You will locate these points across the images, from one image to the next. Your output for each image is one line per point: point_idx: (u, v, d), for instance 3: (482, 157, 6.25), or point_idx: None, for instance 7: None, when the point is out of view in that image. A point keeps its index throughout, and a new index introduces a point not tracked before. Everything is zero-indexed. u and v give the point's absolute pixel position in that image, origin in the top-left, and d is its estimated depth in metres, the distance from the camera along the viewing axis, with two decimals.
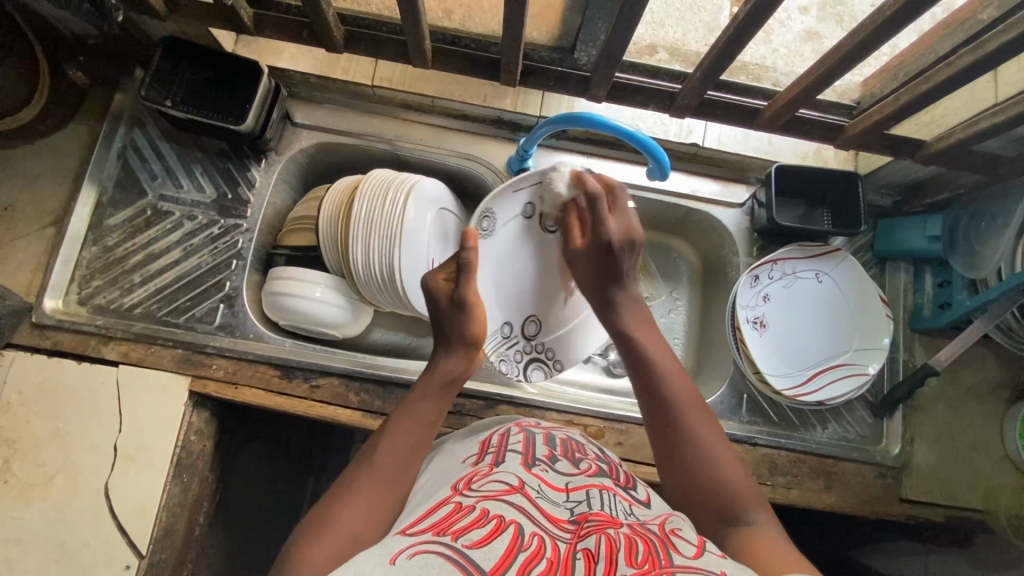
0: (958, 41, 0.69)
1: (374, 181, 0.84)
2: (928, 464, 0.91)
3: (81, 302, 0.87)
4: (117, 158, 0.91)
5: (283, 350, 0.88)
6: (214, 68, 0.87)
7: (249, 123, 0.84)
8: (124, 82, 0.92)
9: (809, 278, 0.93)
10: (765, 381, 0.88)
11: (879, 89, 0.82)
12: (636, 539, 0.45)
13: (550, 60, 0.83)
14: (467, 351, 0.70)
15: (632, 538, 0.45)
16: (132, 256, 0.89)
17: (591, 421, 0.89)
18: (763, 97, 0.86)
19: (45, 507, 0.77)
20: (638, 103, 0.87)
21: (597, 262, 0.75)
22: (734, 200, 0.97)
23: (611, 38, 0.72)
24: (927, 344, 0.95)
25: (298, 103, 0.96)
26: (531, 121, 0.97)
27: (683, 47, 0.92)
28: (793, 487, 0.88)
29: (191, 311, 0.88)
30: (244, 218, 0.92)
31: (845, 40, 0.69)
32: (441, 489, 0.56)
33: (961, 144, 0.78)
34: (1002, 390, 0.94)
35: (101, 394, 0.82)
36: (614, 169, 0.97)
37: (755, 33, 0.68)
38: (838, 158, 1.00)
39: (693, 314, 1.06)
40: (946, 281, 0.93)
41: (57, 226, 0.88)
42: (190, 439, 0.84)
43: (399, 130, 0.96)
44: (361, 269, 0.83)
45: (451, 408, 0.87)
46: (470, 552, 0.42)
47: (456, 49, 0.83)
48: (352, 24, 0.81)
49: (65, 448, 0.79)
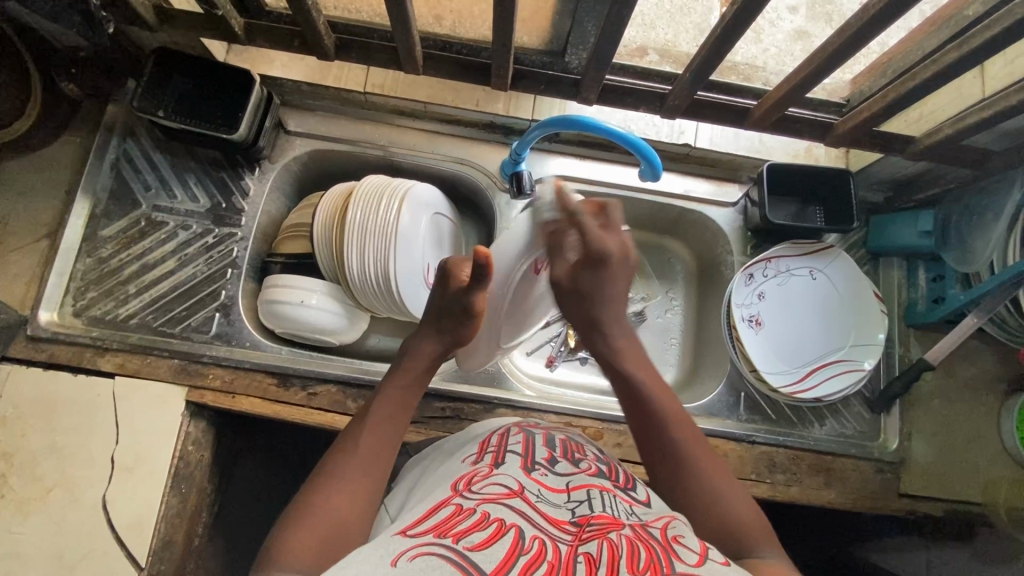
0: (944, 38, 0.70)
1: (367, 188, 0.84)
2: (927, 459, 0.91)
3: (76, 314, 0.87)
4: (110, 169, 0.91)
5: (279, 358, 0.88)
6: (206, 79, 0.87)
7: (242, 132, 0.85)
8: (117, 95, 0.92)
9: (803, 276, 0.94)
10: (763, 379, 0.88)
11: (867, 87, 0.83)
12: (638, 545, 0.45)
13: (542, 64, 0.84)
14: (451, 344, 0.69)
15: (634, 544, 0.45)
16: (126, 267, 0.89)
17: (589, 422, 0.89)
18: (752, 96, 0.87)
19: (44, 520, 0.77)
20: (630, 105, 0.88)
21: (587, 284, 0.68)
22: (727, 199, 0.98)
23: (601, 41, 0.72)
24: (922, 338, 0.95)
25: (290, 111, 0.96)
26: (523, 124, 0.97)
27: (673, 49, 0.92)
28: (793, 484, 0.88)
29: (187, 321, 0.88)
30: (239, 226, 0.92)
31: (831, 38, 0.69)
32: (441, 488, 0.56)
33: (950, 139, 0.78)
34: (999, 383, 0.94)
35: (97, 406, 0.82)
36: (607, 171, 0.97)
37: (742, 33, 0.69)
38: (829, 155, 1.00)
39: (689, 314, 1.06)
40: (939, 276, 0.93)
41: (51, 237, 0.88)
42: (188, 449, 0.84)
43: (392, 136, 0.97)
44: (356, 276, 0.83)
45: (449, 413, 0.88)
46: (472, 556, 0.43)
47: (446, 54, 0.83)
48: (345, 32, 0.82)
49: (62, 460, 0.79)
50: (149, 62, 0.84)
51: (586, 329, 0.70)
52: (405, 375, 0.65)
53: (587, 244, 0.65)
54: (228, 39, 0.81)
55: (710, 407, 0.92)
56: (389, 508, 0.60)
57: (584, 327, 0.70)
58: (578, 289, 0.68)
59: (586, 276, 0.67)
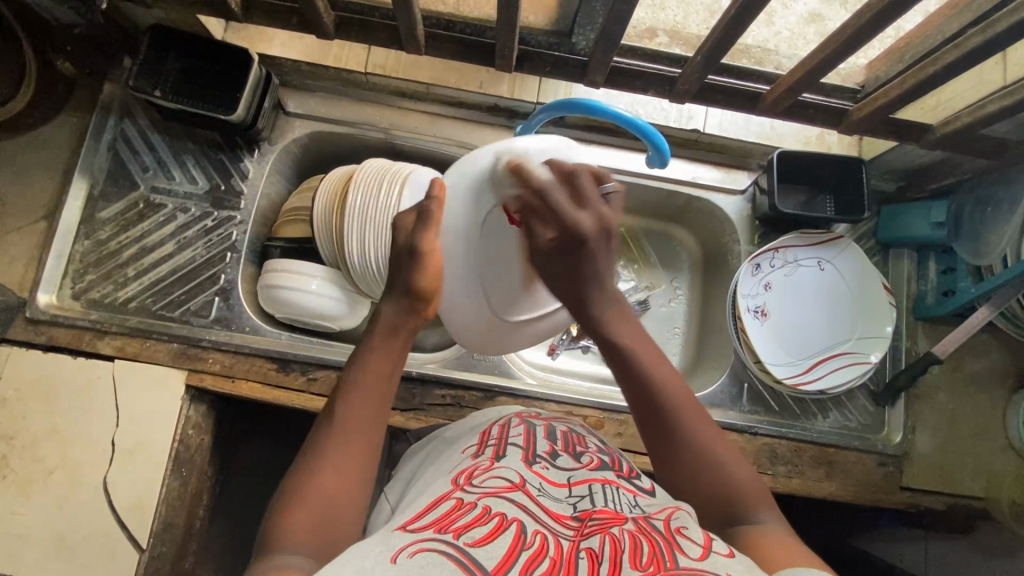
0: (966, 22, 0.67)
1: (368, 171, 0.83)
2: (931, 452, 0.90)
3: (75, 296, 0.86)
4: (108, 150, 0.89)
5: (280, 343, 0.87)
6: (204, 57, 0.85)
7: (240, 112, 0.83)
8: (113, 73, 0.90)
9: (811, 266, 0.92)
10: (766, 370, 0.87)
11: (884, 72, 0.80)
12: (641, 539, 0.45)
13: (547, 44, 0.81)
14: (412, 304, 0.63)
15: (637, 539, 0.45)
16: (125, 250, 0.88)
17: (591, 411, 0.88)
18: (764, 81, 0.84)
19: (46, 501, 0.78)
20: (638, 89, 0.85)
21: (567, 261, 0.63)
22: (734, 187, 0.96)
23: (609, 22, 0.70)
24: (930, 331, 0.94)
25: (290, 92, 0.94)
26: (528, 108, 0.95)
27: (683, 30, 0.90)
28: (794, 475, 0.87)
29: (186, 305, 0.87)
30: (238, 209, 0.91)
31: (849, 22, 0.67)
32: (441, 481, 0.55)
33: (968, 128, 0.76)
34: (1007, 377, 0.93)
35: (98, 389, 0.81)
36: (613, 157, 0.95)
37: (757, 15, 0.66)
38: (842, 143, 0.98)
39: (693, 303, 1.04)
40: (950, 268, 0.91)
41: (49, 219, 0.87)
42: (188, 432, 0.84)
43: (394, 119, 0.95)
44: (357, 261, 0.82)
45: (449, 401, 0.87)
46: (473, 551, 0.42)
47: (449, 34, 0.81)
48: (345, 10, 0.79)
49: (62, 443, 0.79)
50: (144, 40, 0.82)
51: (577, 308, 0.64)
52: (390, 343, 0.60)
53: (560, 221, 0.61)
54: (225, 16, 0.79)
55: (711, 398, 0.91)
56: (390, 498, 0.60)
57: (574, 302, 0.64)
58: (553, 265, 0.63)
59: (560, 256, 0.62)
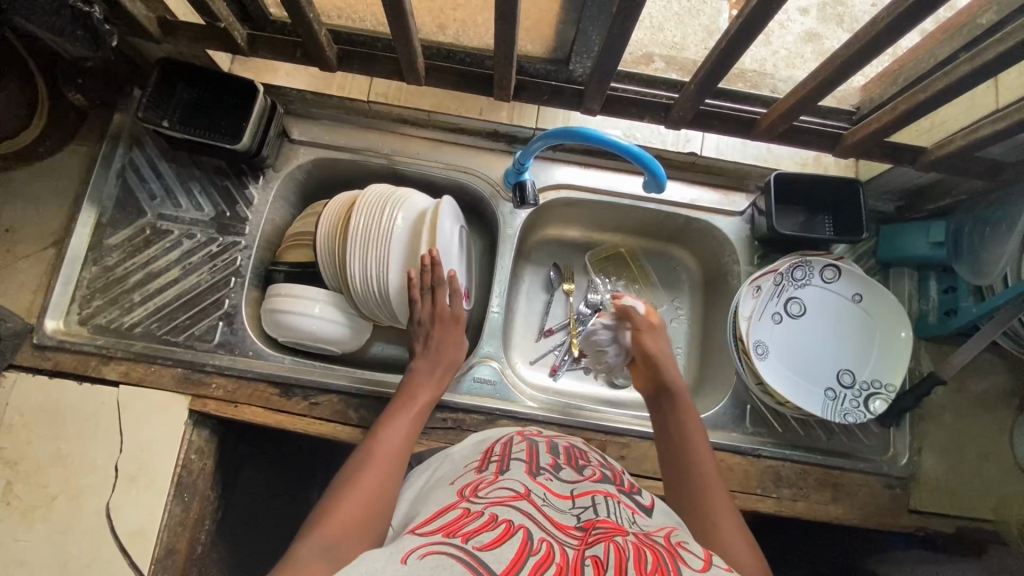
0: (958, 46, 0.68)
1: (371, 197, 0.85)
2: (938, 474, 0.89)
3: (81, 322, 0.87)
4: (117, 178, 0.92)
5: (282, 367, 0.88)
6: (209, 88, 0.87)
7: (245, 142, 0.85)
8: (123, 104, 0.93)
9: (813, 288, 0.92)
10: (769, 392, 0.87)
11: (879, 95, 0.81)
12: (645, 550, 0.45)
13: (545, 72, 0.83)
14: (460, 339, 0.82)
15: (642, 549, 0.45)
16: (132, 276, 0.90)
17: (592, 434, 0.88)
18: (761, 105, 0.86)
19: (49, 528, 0.78)
20: (634, 115, 0.87)
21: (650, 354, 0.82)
22: (733, 209, 0.97)
23: (604, 52, 0.71)
24: (933, 351, 0.94)
25: (295, 120, 0.96)
26: (527, 133, 0.97)
27: (679, 56, 0.91)
28: (799, 499, 0.87)
29: (191, 329, 0.88)
30: (243, 235, 0.92)
31: (840, 50, 0.68)
32: (446, 494, 0.55)
33: (962, 152, 0.76)
34: (1013, 398, 0.92)
35: (102, 414, 0.82)
36: (610, 180, 0.97)
37: (754, 38, 0.66)
38: (838, 164, 0.99)
39: (694, 322, 1.05)
40: (951, 287, 0.91)
41: (57, 246, 0.89)
42: (191, 458, 0.84)
43: (395, 145, 0.97)
44: (359, 286, 0.83)
45: (450, 424, 0.87)
46: (481, 555, 0.42)
47: (450, 64, 0.83)
48: (347, 42, 0.81)
49: (66, 468, 0.80)
50: (155, 71, 0.85)
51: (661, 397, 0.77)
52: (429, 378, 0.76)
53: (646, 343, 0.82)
54: (231, 51, 0.81)
55: (714, 419, 0.90)
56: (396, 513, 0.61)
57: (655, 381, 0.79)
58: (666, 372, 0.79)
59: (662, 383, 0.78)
